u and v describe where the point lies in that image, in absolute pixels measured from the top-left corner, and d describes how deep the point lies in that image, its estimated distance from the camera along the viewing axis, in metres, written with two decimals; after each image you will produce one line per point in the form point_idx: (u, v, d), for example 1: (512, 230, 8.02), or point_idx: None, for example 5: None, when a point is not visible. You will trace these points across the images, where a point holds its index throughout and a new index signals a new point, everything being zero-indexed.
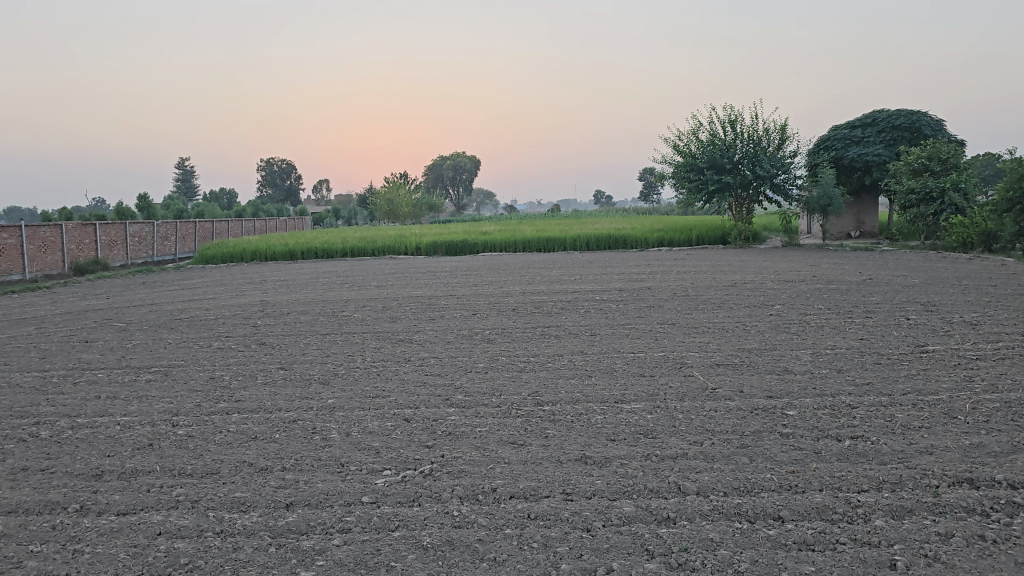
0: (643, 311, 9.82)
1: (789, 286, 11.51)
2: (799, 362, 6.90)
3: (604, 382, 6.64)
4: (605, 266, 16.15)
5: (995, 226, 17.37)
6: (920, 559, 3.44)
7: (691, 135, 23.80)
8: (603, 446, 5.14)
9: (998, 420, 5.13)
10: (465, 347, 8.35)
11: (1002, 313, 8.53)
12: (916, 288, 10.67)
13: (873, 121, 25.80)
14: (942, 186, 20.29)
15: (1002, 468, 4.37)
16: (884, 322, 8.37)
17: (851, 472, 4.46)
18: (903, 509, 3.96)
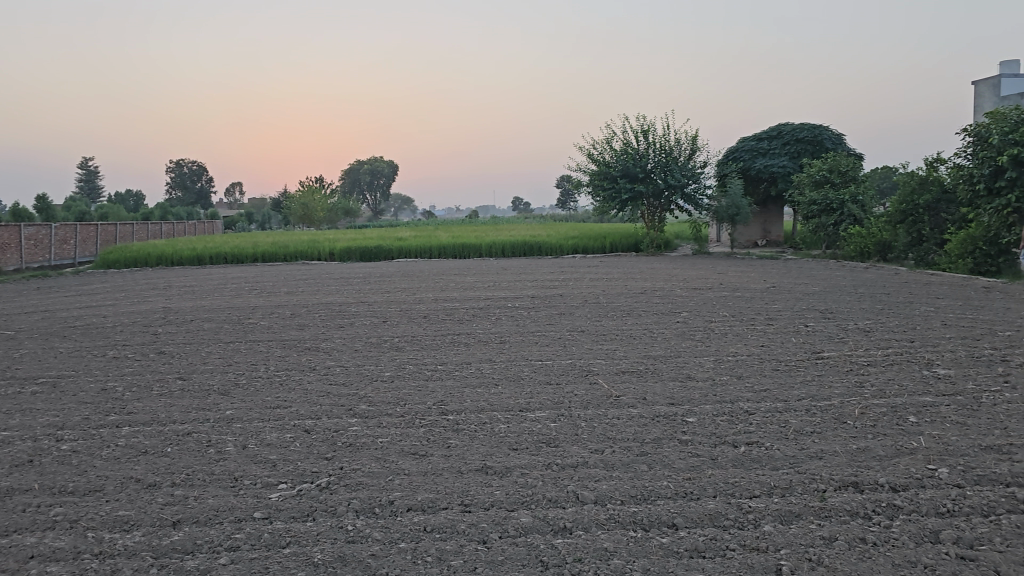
0: (553, 318, 9.86)
1: (697, 294, 11.77)
2: (702, 369, 7.04)
3: (510, 391, 6.62)
4: (519, 273, 16.18)
5: (889, 236, 18.17)
6: (804, 563, 3.52)
7: (605, 144, 24.12)
8: (505, 455, 5.12)
9: (885, 424, 5.32)
10: (373, 355, 8.23)
11: (893, 320, 8.89)
12: (815, 296, 11.04)
13: (778, 133, 26.62)
14: (841, 198, 21.17)
15: (886, 471, 4.52)
16: (784, 329, 8.62)
17: (744, 478, 4.54)
18: (792, 514, 4.05)
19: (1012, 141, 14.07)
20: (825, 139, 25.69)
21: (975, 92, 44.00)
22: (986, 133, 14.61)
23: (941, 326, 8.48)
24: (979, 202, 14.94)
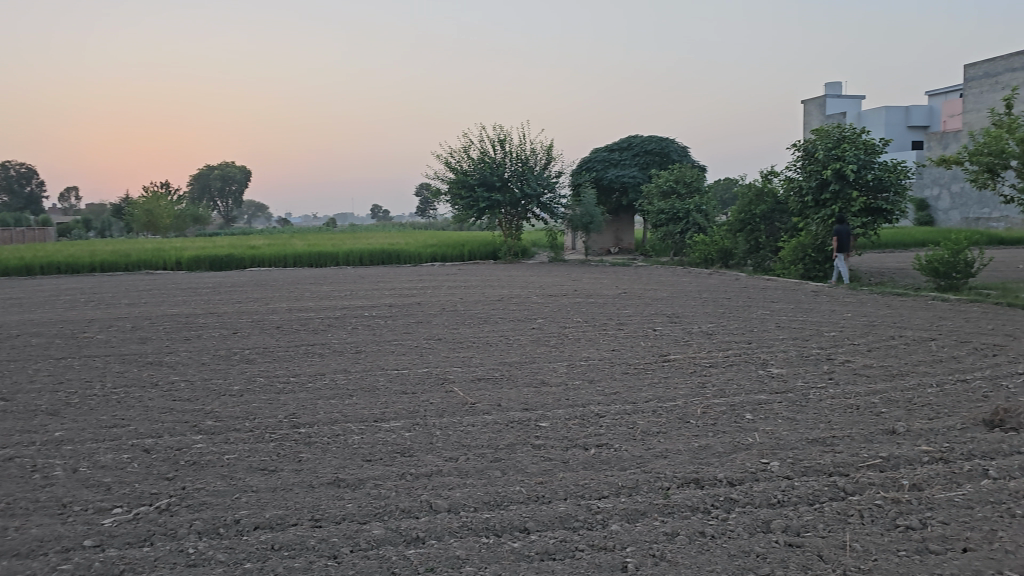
0: (411, 327, 9.81)
1: (552, 300, 12.03)
2: (555, 374, 7.19)
3: (365, 401, 6.51)
4: (377, 282, 15.99)
5: (730, 244, 19.24)
6: (648, 559, 3.66)
7: (463, 152, 24.18)
8: (358, 467, 5.03)
9: (724, 422, 5.62)
10: (221, 368, 7.89)
11: (733, 323, 9.42)
12: (662, 301, 11.54)
13: (628, 145, 27.60)
14: (687, 208, 22.27)
15: (724, 467, 4.76)
16: (634, 334, 8.95)
17: (594, 480, 4.67)
18: (638, 512, 4.19)
19: (835, 156, 15.23)
20: (672, 151, 26.99)
21: (804, 110, 47.46)
22: (813, 148, 15.77)
23: (775, 328, 9.07)
24: (808, 213, 16.10)
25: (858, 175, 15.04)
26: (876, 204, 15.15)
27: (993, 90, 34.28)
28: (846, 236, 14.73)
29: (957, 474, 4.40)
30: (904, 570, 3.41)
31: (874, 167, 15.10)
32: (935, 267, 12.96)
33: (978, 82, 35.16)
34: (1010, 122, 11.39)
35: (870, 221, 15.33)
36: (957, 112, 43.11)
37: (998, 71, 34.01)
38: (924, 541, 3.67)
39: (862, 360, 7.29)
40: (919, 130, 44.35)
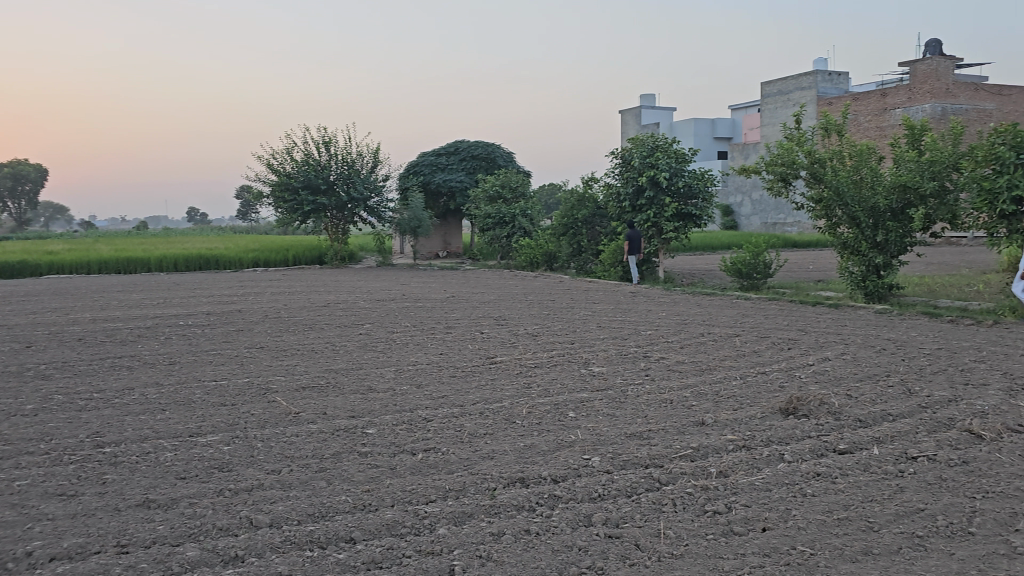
0: (230, 335, 9.37)
1: (379, 304, 11.91)
2: (382, 380, 7.09)
3: (179, 416, 6.14)
4: (193, 289, 15.15)
5: (554, 247, 19.82)
6: (475, 561, 3.68)
7: (285, 153, 23.37)
8: (171, 486, 4.73)
9: (548, 421, 5.77)
10: (12, 386, 7.16)
11: (556, 324, 9.71)
12: (489, 304, 11.72)
13: (455, 149, 27.81)
14: (513, 212, 22.73)
15: (549, 465, 4.89)
16: (462, 337, 9.02)
17: (421, 484, 4.65)
18: (465, 514, 4.22)
19: (649, 164, 16.07)
20: (497, 157, 27.52)
21: (621, 119, 49.79)
22: (629, 156, 16.56)
23: (596, 328, 9.44)
24: (625, 217, 16.88)
25: (670, 182, 15.92)
26: (686, 209, 16.10)
27: (786, 106, 37.42)
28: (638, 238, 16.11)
29: (757, 460, 4.76)
30: (713, 554, 3.63)
31: (684, 174, 16.04)
32: (738, 268, 13.95)
33: (773, 98, 38.27)
34: (800, 135, 12.48)
35: (681, 226, 16.26)
36: (755, 125, 46.83)
37: (789, 89, 37.17)
38: (729, 524, 3.93)
39: (675, 356, 7.73)
40: (723, 142, 47.77)
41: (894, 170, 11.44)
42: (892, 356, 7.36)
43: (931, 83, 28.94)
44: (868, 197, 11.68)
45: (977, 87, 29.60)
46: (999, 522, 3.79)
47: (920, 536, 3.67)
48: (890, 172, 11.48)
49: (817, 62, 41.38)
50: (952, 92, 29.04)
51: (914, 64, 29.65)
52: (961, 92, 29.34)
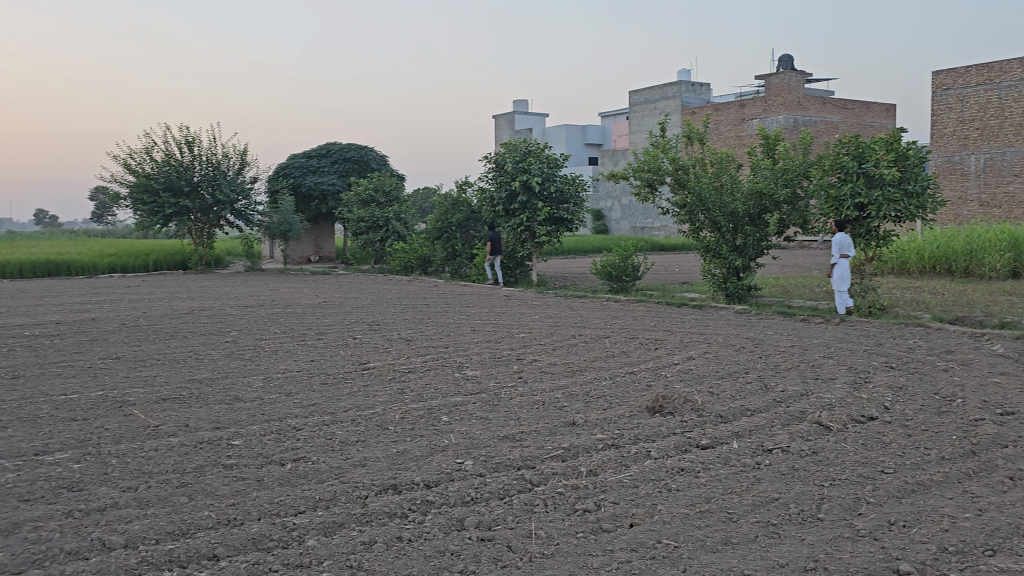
0: (83, 346, 8.80)
1: (247, 311, 11.50)
2: (249, 389, 6.83)
3: (23, 433, 5.70)
4: (40, 296, 14.15)
5: (429, 251, 19.75)
6: (345, 571, 3.61)
7: (144, 153, 22.20)
8: (13, 509, 4.38)
9: (422, 426, 5.73)
10: None
11: (431, 328, 9.67)
12: (363, 309, 11.53)
13: (327, 151, 27.22)
14: (386, 216, 22.51)
15: (421, 470, 4.85)
16: (334, 343, 8.82)
17: (289, 496, 4.51)
18: (334, 524, 4.12)
19: (522, 169, 16.23)
20: (371, 160, 27.17)
21: (495, 124, 50.22)
22: (502, 161, 16.67)
23: (470, 331, 9.46)
24: (499, 221, 17.00)
25: (542, 187, 16.15)
26: (558, 214, 16.39)
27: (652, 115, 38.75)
28: (496, 243, 16.58)
29: (625, 457, 4.89)
30: (582, 551, 3.70)
31: (555, 179, 16.32)
32: (608, 271, 14.31)
33: (640, 107, 39.55)
34: (665, 143, 12.92)
35: (553, 230, 16.58)
36: (624, 132, 48.30)
37: (655, 98, 38.52)
38: (597, 521, 4.02)
39: (547, 358, 7.85)
40: (594, 147, 49.00)
41: (751, 177, 12.04)
42: (750, 354, 7.74)
43: (784, 96, 30.70)
44: (728, 202, 12.24)
45: (825, 100, 31.64)
46: (845, 506, 4.05)
47: (774, 524, 3.87)
48: (748, 178, 12.07)
49: (681, 73, 43.10)
50: (803, 105, 30.92)
51: (769, 77, 31.37)
52: (811, 105, 31.30)
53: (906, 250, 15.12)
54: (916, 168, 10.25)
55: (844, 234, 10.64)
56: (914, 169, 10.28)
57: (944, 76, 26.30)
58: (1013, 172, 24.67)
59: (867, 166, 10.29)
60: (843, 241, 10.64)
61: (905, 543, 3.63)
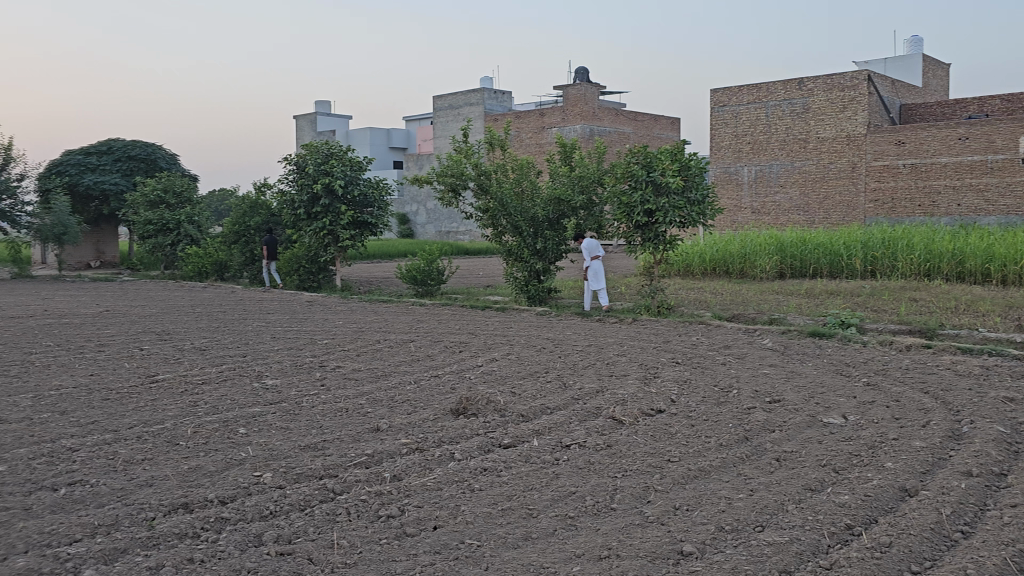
0: None
1: (14, 322, 10.38)
2: (16, 409, 6.17)
3: None
4: None
5: (225, 256, 18.85)
6: None
7: None
8: None
9: (217, 439, 5.44)
10: None
11: (227, 337, 9.21)
12: (151, 318, 10.76)
13: (108, 149, 25.18)
14: (177, 219, 21.19)
15: (216, 486, 4.59)
16: (117, 355, 8.16)
17: (64, 523, 4.11)
18: (117, 551, 3.81)
19: (324, 171, 15.82)
20: (159, 159, 25.46)
21: (296, 124, 48.67)
22: (303, 163, 16.16)
23: (269, 339, 9.10)
24: (300, 225, 16.51)
25: (345, 190, 15.87)
26: (362, 218, 16.20)
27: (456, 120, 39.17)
28: (273, 245, 17.16)
29: (429, 461, 4.90)
30: (385, 558, 3.66)
31: (359, 182, 16.10)
32: (413, 275, 14.29)
33: (444, 112, 39.86)
34: (467, 148, 13.09)
35: (357, 234, 16.33)
36: (429, 136, 48.55)
37: (459, 104, 38.98)
38: (401, 526, 3.99)
39: (351, 364, 7.71)
40: (399, 151, 48.85)
41: (550, 183, 12.49)
42: (550, 354, 8.02)
43: (580, 107, 32.14)
44: (528, 207, 12.62)
45: (617, 112, 33.49)
46: (635, 495, 4.29)
47: (572, 517, 4.03)
48: (547, 185, 12.52)
49: (483, 81, 43.93)
50: (597, 115, 32.55)
51: (566, 88, 32.71)
52: (605, 116, 33.03)
53: (690, 254, 16.32)
54: (697, 177, 11.07)
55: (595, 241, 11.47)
56: (696, 178, 11.09)
57: (721, 93, 28.65)
58: (778, 183, 27.35)
59: (655, 175, 10.99)
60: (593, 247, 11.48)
61: (688, 525, 3.91)
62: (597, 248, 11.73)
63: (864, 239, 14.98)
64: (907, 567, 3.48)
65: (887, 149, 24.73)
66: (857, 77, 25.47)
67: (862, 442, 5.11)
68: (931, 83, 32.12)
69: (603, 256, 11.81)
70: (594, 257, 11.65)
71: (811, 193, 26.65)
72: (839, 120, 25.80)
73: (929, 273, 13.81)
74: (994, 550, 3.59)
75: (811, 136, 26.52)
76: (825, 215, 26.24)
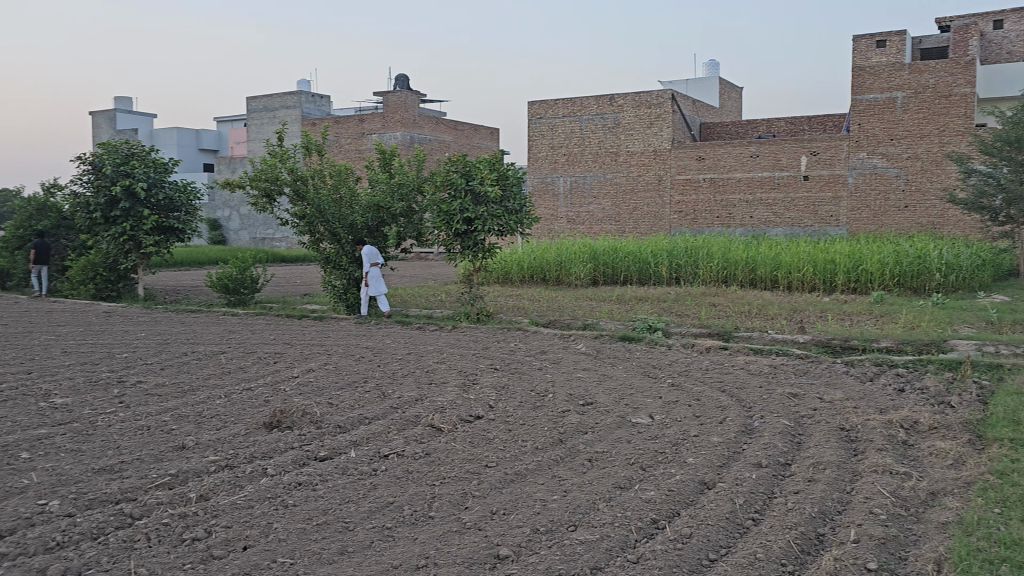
0: None
1: None
2: None
3: None
4: None
5: (8, 264, 17.09)
6: None
7: None
8: None
9: None
10: None
11: (8, 352, 8.34)
12: None
13: None
14: None
15: None
16: None
17: None
18: None
19: (124, 172, 14.73)
20: None
21: (92, 121, 45.12)
22: (100, 163, 14.96)
23: (60, 354, 8.34)
24: (97, 230, 15.27)
25: (149, 194, 14.88)
26: (168, 222, 15.25)
27: (271, 123, 37.84)
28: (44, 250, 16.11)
29: (239, 478, 4.68)
30: None
31: (164, 186, 15.15)
32: (224, 284, 13.60)
33: (258, 114, 38.36)
34: (282, 153, 12.56)
35: (162, 240, 15.35)
36: (242, 139, 46.62)
37: (274, 106, 37.68)
38: (208, 549, 3.78)
39: (154, 379, 7.21)
40: (209, 153, 46.51)
41: (369, 191, 12.34)
42: (369, 363, 7.91)
43: (401, 113, 31.99)
44: (346, 215, 12.42)
45: (437, 120, 33.69)
46: (453, 502, 4.31)
47: (389, 528, 3.98)
48: (366, 192, 12.35)
49: (300, 83, 42.68)
50: (418, 123, 32.60)
51: (386, 95, 32.47)
52: (426, 124, 33.13)
53: (508, 262, 16.66)
54: (515, 187, 11.34)
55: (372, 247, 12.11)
56: (513, 187, 11.36)
57: (537, 106, 29.52)
58: (591, 193, 28.52)
59: (474, 184, 11.13)
60: (372, 252, 12.10)
61: (504, 529, 3.97)
62: (377, 255, 12.27)
63: (669, 247, 15.91)
64: (705, 556, 3.72)
65: (688, 164, 26.50)
66: (662, 96, 27.09)
67: (666, 440, 5.42)
68: (726, 104, 34.75)
69: (381, 263, 12.30)
70: (375, 263, 12.19)
71: (621, 204, 28.01)
72: (646, 135, 27.30)
73: (726, 279, 14.91)
74: (779, 534, 3.92)
75: (621, 150, 27.88)
76: (634, 225, 27.67)
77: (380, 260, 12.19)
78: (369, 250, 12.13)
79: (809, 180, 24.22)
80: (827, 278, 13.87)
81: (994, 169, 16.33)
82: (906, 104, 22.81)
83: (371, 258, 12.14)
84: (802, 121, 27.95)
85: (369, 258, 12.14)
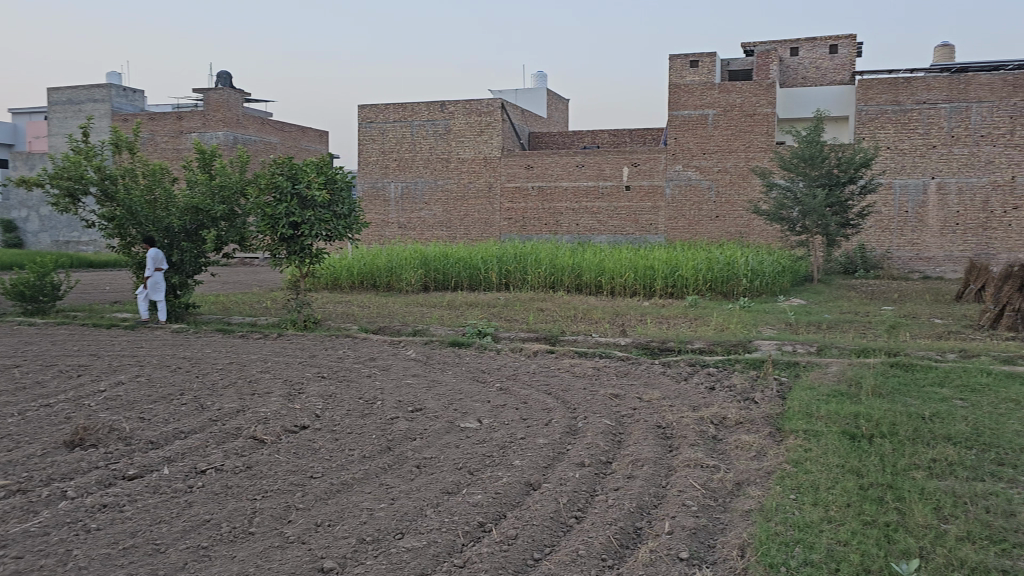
0: None
1: None
2: None
3: None
4: None
5: None
6: None
7: None
8: None
9: None
10: None
11: None
12: None
13: None
14: None
15: None
16: None
17: None
18: None
19: None
20: None
21: None
22: None
23: None
24: None
25: None
26: None
27: (76, 117, 35.03)
28: None
29: (34, 503, 4.27)
30: None
31: None
32: (20, 291, 12.44)
33: (61, 106, 35.39)
34: (88, 149, 11.49)
35: None
36: (41, 133, 42.88)
37: (79, 99, 34.87)
38: None
39: None
40: (2, 148, 42.40)
41: (187, 192, 11.70)
42: (186, 374, 7.48)
43: (223, 112, 30.58)
44: (161, 217, 11.70)
45: (263, 121, 32.54)
46: (275, 516, 4.15)
47: (204, 547, 3.78)
48: (184, 193, 11.67)
49: (110, 76, 39.83)
50: (242, 123, 31.33)
51: (207, 92, 30.93)
52: (250, 125, 31.91)
53: (338, 267, 16.32)
54: (343, 191, 11.16)
55: (156, 250, 11.74)
56: (342, 192, 11.16)
57: (368, 109, 29.13)
58: (423, 199, 28.46)
59: (301, 188, 10.81)
60: (157, 256, 11.73)
61: (329, 541, 3.87)
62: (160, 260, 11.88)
63: (499, 253, 16.18)
64: (529, 556, 3.79)
65: (517, 172, 27.09)
66: (492, 105, 27.49)
67: (494, 443, 5.49)
68: (554, 115, 35.89)
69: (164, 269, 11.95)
70: (158, 268, 11.80)
71: (452, 210, 28.15)
72: (477, 143, 27.62)
73: (553, 284, 15.35)
74: (600, 531, 4.07)
75: (452, 157, 28.03)
76: (464, 231, 27.92)
77: (164, 265, 11.83)
78: (153, 253, 11.72)
79: (630, 190, 25.48)
80: (647, 283, 14.61)
81: (792, 184, 17.81)
82: (716, 121, 24.43)
83: (155, 263, 11.75)
84: (624, 134, 29.30)
85: (152, 262, 11.74)
